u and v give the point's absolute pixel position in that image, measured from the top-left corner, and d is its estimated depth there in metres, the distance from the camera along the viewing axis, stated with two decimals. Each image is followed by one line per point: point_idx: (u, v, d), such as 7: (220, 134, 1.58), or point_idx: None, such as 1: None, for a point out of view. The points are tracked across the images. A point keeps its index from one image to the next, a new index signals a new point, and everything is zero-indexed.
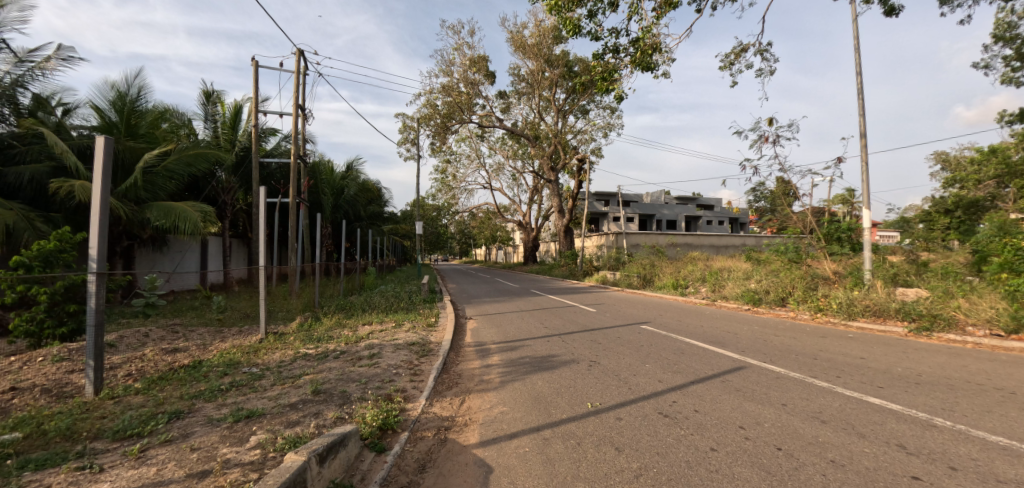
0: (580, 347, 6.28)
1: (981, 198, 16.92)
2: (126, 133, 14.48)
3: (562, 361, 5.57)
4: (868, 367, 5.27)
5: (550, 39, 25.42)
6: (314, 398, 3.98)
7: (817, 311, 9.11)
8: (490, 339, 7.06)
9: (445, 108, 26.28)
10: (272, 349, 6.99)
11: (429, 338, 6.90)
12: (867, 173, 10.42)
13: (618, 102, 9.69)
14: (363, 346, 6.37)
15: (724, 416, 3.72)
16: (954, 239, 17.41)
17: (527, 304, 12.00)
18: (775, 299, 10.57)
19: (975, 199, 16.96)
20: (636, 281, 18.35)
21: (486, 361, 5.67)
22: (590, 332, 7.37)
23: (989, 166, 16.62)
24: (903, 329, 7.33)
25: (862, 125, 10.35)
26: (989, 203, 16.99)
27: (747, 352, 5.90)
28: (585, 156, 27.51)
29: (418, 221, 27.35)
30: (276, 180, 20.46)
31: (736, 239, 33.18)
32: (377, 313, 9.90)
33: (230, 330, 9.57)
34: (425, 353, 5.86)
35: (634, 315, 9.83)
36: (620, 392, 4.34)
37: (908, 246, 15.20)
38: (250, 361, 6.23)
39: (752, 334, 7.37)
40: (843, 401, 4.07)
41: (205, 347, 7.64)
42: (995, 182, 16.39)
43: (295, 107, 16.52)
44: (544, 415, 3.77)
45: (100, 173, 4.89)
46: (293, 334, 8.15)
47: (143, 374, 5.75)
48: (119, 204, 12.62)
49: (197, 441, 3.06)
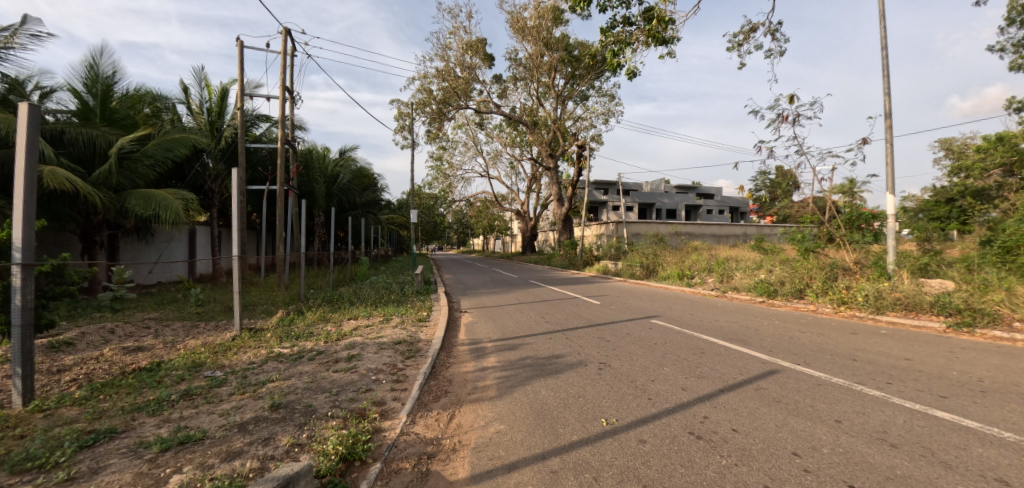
0: (587, 346, 5.59)
1: (986, 187, 16.04)
2: (101, 117, 13.71)
3: (567, 363, 4.90)
4: (917, 371, 4.64)
5: (548, 21, 24.43)
6: (270, 416, 3.27)
7: (840, 304, 8.40)
8: (486, 336, 6.39)
9: (441, 94, 25.42)
10: (243, 348, 6.29)
11: (418, 335, 6.20)
12: (891, 155, 9.69)
13: (631, 79, 8.94)
14: (343, 346, 5.66)
15: (771, 439, 3.06)
16: (954, 228, 17.34)
17: (526, 295, 11.37)
18: (792, 291, 9.83)
19: (980, 188, 16.19)
20: (639, 272, 17.67)
21: (481, 363, 4.97)
22: (596, 328, 6.69)
23: (996, 153, 15.74)
24: (941, 325, 6.70)
25: (887, 106, 9.62)
26: (994, 192, 16.09)
27: (775, 352, 5.27)
28: (585, 142, 26.76)
29: (415, 208, 26.23)
30: (265, 167, 19.70)
31: (737, 228, 32.53)
32: (365, 306, 9.20)
33: (206, 325, 8.90)
34: (411, 354, 5.14)
35: (641, 307, 9.17)
36: (639, 404, 3.66)
37: (913, 232, 14.64)
38: (215, 363, 5.53)
39: (774, 330, 6.72)
40: (907, 418, 3.45)
41: (172, 345, 6.96)
42: (1003, 170, 15.48)
43: (281, 89, 15.73)
44: (551, 438, 3.06)
45: (24, 152, 4.17)
46: (271, 330, 7.46)
47: (90, 380, 4.99)
48: (93, 193, 11.93)
49: (100, 483, 2.36)
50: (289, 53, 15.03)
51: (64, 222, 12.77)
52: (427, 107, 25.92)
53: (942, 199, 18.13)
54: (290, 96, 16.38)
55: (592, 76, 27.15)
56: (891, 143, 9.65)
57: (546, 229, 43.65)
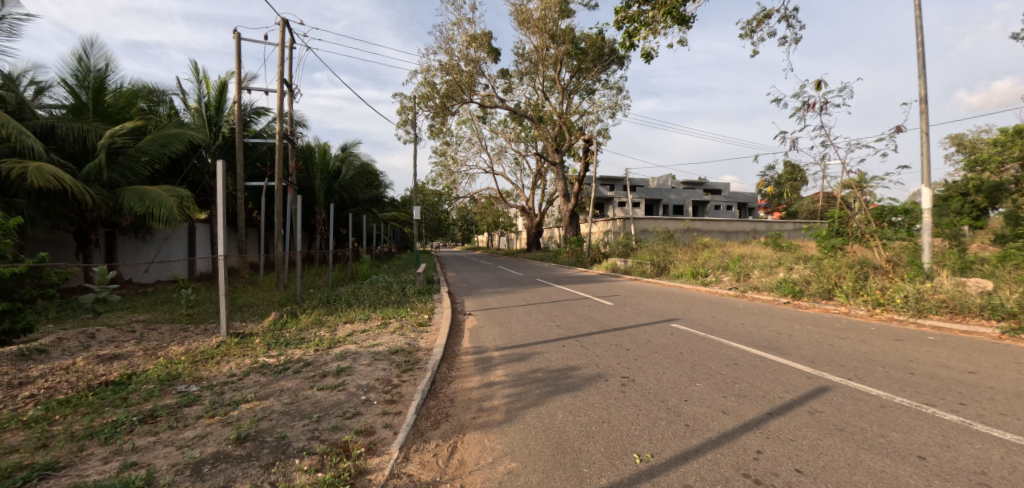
0: (605, 355, 5.01)
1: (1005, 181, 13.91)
2: (94, 112, 13.24)
3: (584, 377, 4.31)
4: (992, 388, 4.02)
5: (555, 13, 23.75)
6: (232, 453, 2.71)
7: (876, 307, 7.71)
8: (492, 343, 5.81)
9: (445, 88, 24.79)
10: (228, 357, 5.75)
11: (417, 343, 5.62)
12: (927, 145, 9.00)
13: (645, 61, 8.31)
14: (333, 355, 5.09)
15: (846, 483, 2.47)
16: (968, 224, 16.58)
17: (534, 296, 10.77)
18: (820, 292, 9.13)
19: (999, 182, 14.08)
20: (650, 270, 16.98)
21: (486, 378, 4.39)
22: (613, 334, 6.11)
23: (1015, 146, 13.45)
24: (994, 330, 6.06)
25: (923, 91, 8.91)
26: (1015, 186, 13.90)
27: (820, 365, 4.68)
28: (591, 136, 26.07)
29: (418, 204, 25.64)
30: (264, 162, 19.19)
31: (747, 224, 31.70)
32: (363, 309, 8.64)
33: (194, 329, 8.36)
34: (409, 366, 4.57)
35: (658, 309, 8.56)
36: (677, 434, 3.07)
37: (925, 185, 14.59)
38: (192, 376, 4.99)
39: (809, 336, 6.11)
40: (1004, 452, 2.85)
41: (153, 352, 6.44)
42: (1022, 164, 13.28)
43: (279, 82, 15.19)
44: (575, 483, 2.48)
45: None
46: (260, 336, 6.91)
47: (51, 396, 4.48)
48: (83, 191, 11.45)
49: None
50: (287, 44, 14.49)
51: (57, 221, 12.35)
52: (430, 101, 25.29)
53: (956, 194, 17.37)
54: (288, 89, 15.83)
55: (600, 69, 26.55)
56: (926, 132, 8.96)
57: (552, 225, 43.00)
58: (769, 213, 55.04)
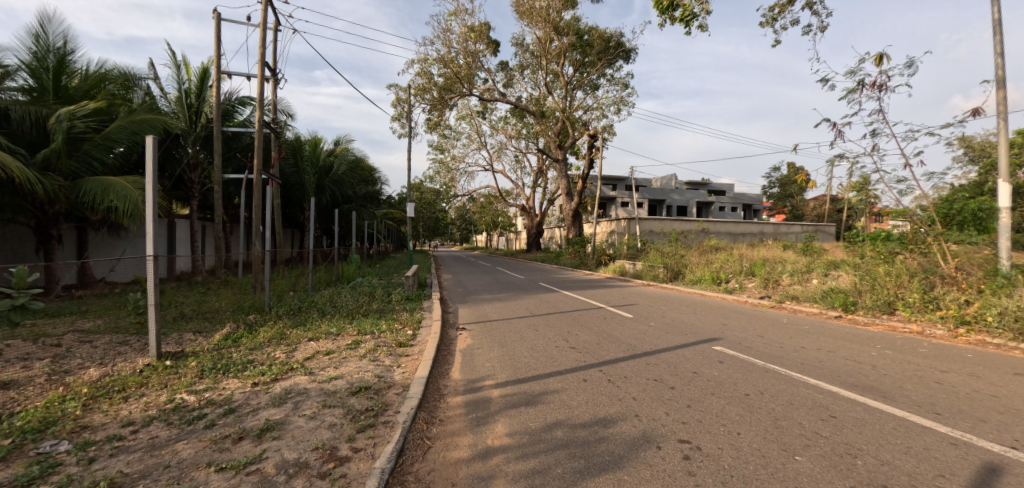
0: (645, 400, 3.61)
1: None
2: (55, 96, 11.66)
3: (625, 439, 2.93)
4: None
5: (558, 2, 22.22)
6: None
7: (960, 326, 6.36)
8: (489, 375, 4.43)
9: (443, 80, 23.37)
10: (141, 392, 4.35)
11: (391, 376, 4.23)
12: (1007, 134, 7.62)
13: (685, 26, 6.94)
14: (270, 396, 3.69)
15: None
16: None
17: (538, 304, 9.41)
18: (878, 305, 7.73)
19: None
20: (662, 274, 15.52)
21: (482, 441, 2.98)
22: (646, 362, 4.74)
23: None
24: None
25: (1002, 74, 7.52)
26: None
27: (951, 420, 3.33)
28: (596, 131, 24.73)
29: (412, 200, 24.15)
30: (246, 155, 17.72)
31: (754, 226, 30.33)
32: (335, 320, 7.24)
33: (132, 344, 6.91)
34: (370, 419, 3.18)
35: (688, 323, 7.18)
36: None
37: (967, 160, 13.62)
38: (72, 426, 3.57)
39: (898, 366, 4.74)
40: None
41: (56, 379, 5.02)
42: None
43: (260, 66, 13.77)
44: None
45: None
46: (200, 356, 5.51)
47: None
48: (36, 181, 9.83)
49: None
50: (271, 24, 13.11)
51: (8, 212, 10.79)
52: (427, 93, 23.90)
53: None
54: (272, 75, 14.39)
55: (606, 64, 25.21)
56: (1005, 120, 7.56)
57: (553, 225, 41.66)
58: (772, 215, 54.05)
